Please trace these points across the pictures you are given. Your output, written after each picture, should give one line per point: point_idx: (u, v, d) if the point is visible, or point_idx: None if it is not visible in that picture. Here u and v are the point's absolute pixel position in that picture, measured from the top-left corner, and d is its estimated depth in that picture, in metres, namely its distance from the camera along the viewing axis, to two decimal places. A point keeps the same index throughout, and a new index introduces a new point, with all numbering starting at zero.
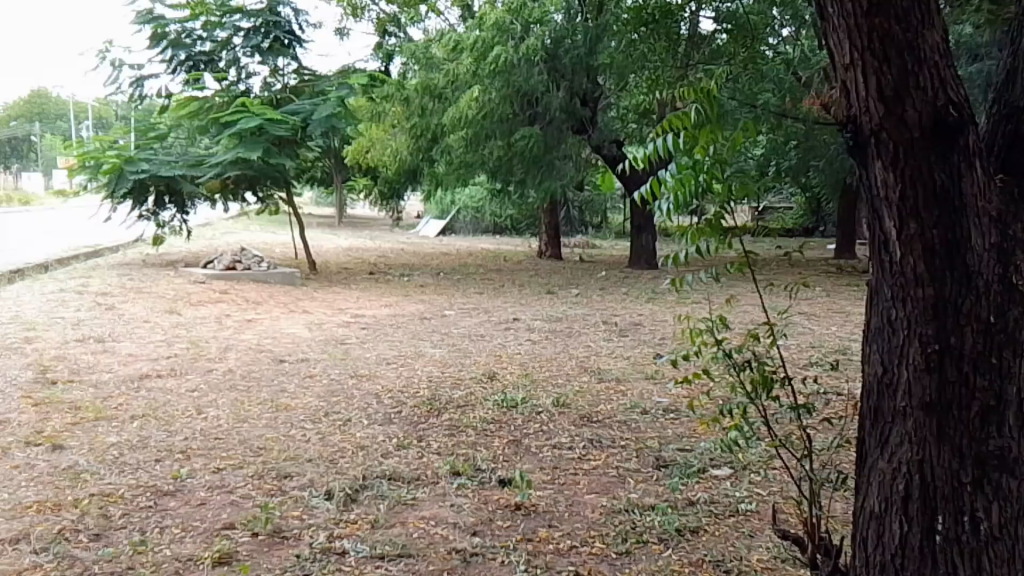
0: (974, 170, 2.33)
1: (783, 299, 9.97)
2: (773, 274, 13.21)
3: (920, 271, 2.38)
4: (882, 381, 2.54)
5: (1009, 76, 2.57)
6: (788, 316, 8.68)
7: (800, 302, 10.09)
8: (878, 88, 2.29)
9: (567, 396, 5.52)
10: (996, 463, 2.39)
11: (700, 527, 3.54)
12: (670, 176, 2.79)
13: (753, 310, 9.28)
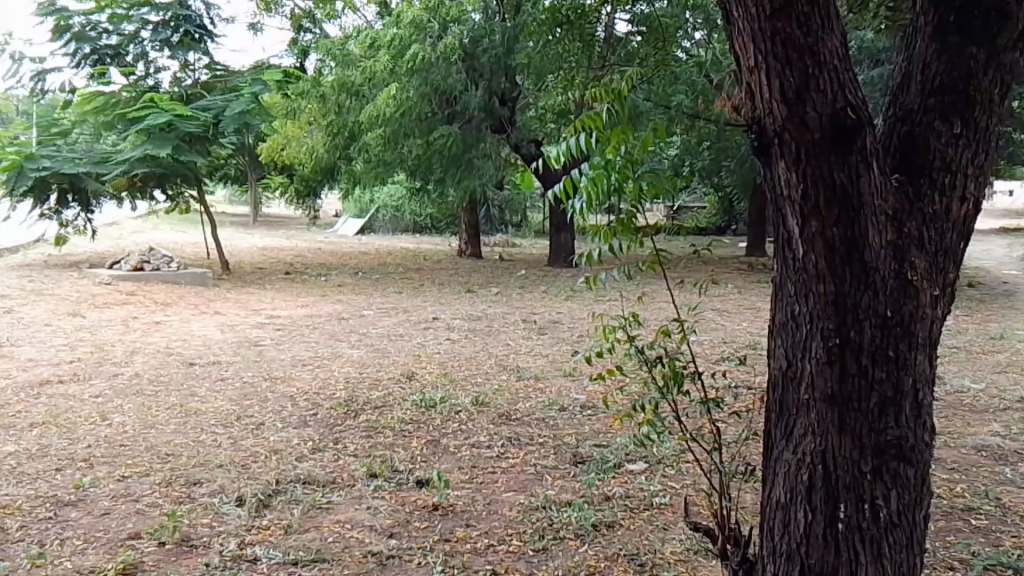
0: (872, 170, 2.42)
1: (696, 296, 10.21)
2: (687, 271, 13.52)
3: (821, 268, 2.46)
4: (786, 374, 2.62)
5: (904, 80, 2.66)
6: (701, 313, 8.89)
7: (712, 299, 10.34)
8: (780, 90, 2.35)
9: (486, 394, 5.52)
10: (893, 452, 2.51)
11: (616, 521, 3.59)
12: (583, 176, 2.82)
13: (668, 307, 9.46)
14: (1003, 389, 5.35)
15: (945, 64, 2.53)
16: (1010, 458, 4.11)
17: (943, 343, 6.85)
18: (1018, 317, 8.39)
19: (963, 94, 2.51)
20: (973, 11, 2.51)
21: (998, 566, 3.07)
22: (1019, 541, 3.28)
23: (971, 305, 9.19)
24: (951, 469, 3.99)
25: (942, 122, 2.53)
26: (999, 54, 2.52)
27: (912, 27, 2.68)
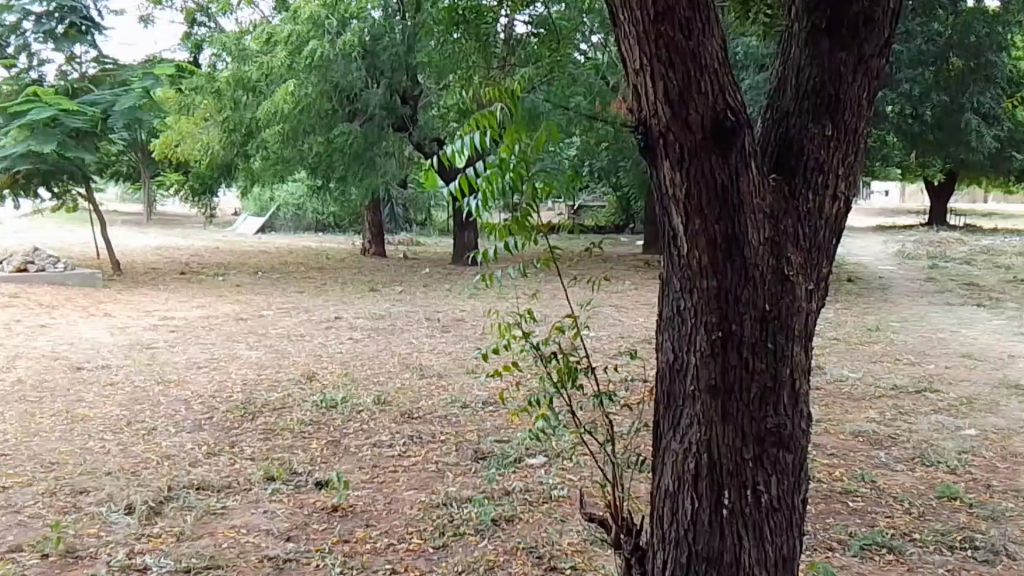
0: (750, 170, 2.52)
1: (595, 293, 10.40)
2: (588, 268, 13.78)
3: (704, 264, 2.56)
4: (673, 367, 2.71)
5: (781, 83, 2.76)
6: (600, 310, 9.07)
7: (610, 295, 10.56)
8: (664, 93, 2.43)
9: (388, 394, 5.49)
10: (773, 440, 2.63)
11: (514, 515, 3.64)
12: (479, 175, 2.81)
13: (568, 304, 9.62)
14: (878, 377, 5.67)
15: (816, 69, 2.63)
16: (884, 442, 4.36)
17: (826, 335, 7.20)
18: (893, 309, 8.89)
19: (835, 98, 2.62)
20: (843, 18, 2.59)
21: (873, 545, 3.26)
22: (892, 520, 3.48)
23: (853, 299, 9.68)
24: (830, 455, 4.21)
25: (815, 125, 2.64)
26: (866, 60, 2.63)
27: (787, 31, 2.77)
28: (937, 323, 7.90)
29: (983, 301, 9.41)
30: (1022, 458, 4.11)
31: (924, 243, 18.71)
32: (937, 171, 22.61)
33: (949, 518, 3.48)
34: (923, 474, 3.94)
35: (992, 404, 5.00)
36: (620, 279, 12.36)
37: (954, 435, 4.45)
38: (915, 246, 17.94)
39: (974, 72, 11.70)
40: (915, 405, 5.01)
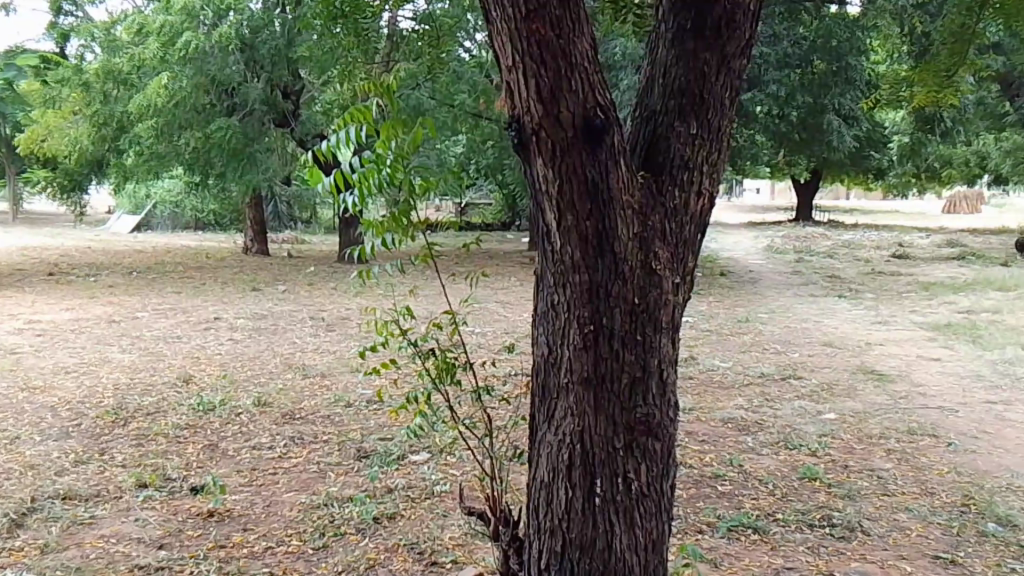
0: (619, 167, 2.59)
1: (480, 291, 10.46)
2: (474, 265, 13.86)
3: (576, 259, 2.62)
4: (547, 360, 2.77)
5: (649, 82, 2.84)
6: (484, 306, 9.15)
7: (495, 291, 10.65)
8: (536, 90, 2.47)
9: (269, 395, 5.37)
10: (643, 429, 2.72)
11: (397, 512, 3.64)
12: (354, 170, 2.71)
13: (453, 301, 9.65)
14: (748, 366, 5.94)
15: (682, 69, 2.71)
16: (752, 428, 4.58)
17: (700, 327, 7.49)
18: (763, 301, 9.34)
19: (699, 97, 2.71)
20: (706, 20, 2.68)
21: (739, 526, 3.43)
22: (758, 502, 3.66)
23: (727, 292, 10.10)
24: (702, 442, 4.38)
25: (680, 123, 2.73)
26: (728, 60, 2.72)
27: (655, 32, 2.85)
28: (802, 314, 8.35)
29: (845, 292, 10.00)
30: (876, 439, 4.39)
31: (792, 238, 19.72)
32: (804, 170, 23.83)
33: (810, 498, 3.69)
34: (787, 458, 4.16)
35: (849, 389, 5.32)
36: (506, 275, 12.48)
37: (815, 419, 4.72)
38: (784, 241, 18.88)
39: (836, 75, 12.37)
40: (782, 391, 5.29)
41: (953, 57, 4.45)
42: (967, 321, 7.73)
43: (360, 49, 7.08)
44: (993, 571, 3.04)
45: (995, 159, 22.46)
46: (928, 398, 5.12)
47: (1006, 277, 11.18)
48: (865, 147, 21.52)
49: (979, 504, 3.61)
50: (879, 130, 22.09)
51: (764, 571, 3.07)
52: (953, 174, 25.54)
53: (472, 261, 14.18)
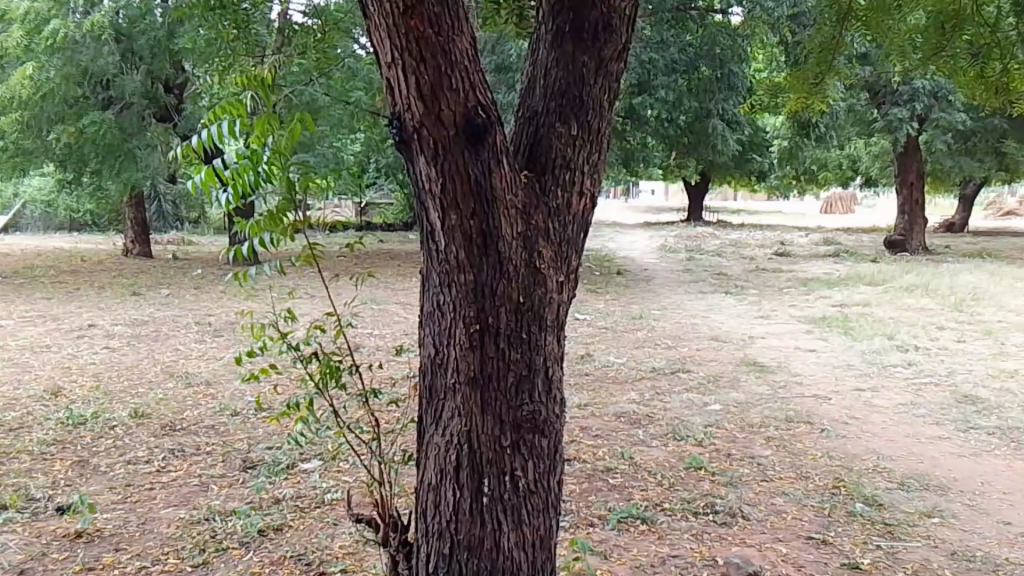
0: (502, 166, 2.57)
1: (375, 292, 10.34)
2: (371, 265, 13.71)
3: (461, 259, 2.60)
4: (434, 360, 2.74)
5: (530, 83, 2.85)
6: (379, 308, 9.06)
7: (390, 292, 10.54)
8: (417, 87, 2.42)
9: (147, 406, 5.15)
10: (529, 426, 2.72)
11: (284, 523, 3.54)
12: (227, 166, 2.56)
13: (348, 302, 9.50)
14: (640, 362, 6.06)
15: (562, 71, 2.73)
16: (643, 421, 4.67)
17: (593, 325, 7.61)
18: (654, 298, 9.57)
19: (579, 99, 2.73)
20: (584, 21, 2.71)
21: (629, 517, 3.48)
22: (646, 493, 3.73)
23: (621, 290, 10.30)
24: (595, 436, 4.44)
25: (561, 124, 2.75)
26: (606, 63, 2.75)
27: (536, 33, 2.86)
28: (690, 310, 8.59)
29: (730, 289, 10.36)
30: (757, 428, 4.55)
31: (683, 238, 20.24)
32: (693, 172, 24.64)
33: (695, 487, 3.79)
34: (675, 449, 4.26)
35: (733, 381, 5.50)
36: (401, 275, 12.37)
37: (702, 411, 4.85)
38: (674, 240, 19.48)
39: (719, 82, 12.58)
40: (671, 385, 5.42)
41: (820, 67, 4.68)
42: (840, 313, 8.13)
43: (241, 42, 6.87)
44: (861, 549, 3.21)
45: (864, 163, 23.73)
46: (804, 387, 5.35)
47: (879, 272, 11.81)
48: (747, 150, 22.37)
49: (849, 485, 3.79)
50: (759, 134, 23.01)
51: (652, 560, 3.13)
52: (827, 176, 26.84)
53: (370, 262, 14.02)
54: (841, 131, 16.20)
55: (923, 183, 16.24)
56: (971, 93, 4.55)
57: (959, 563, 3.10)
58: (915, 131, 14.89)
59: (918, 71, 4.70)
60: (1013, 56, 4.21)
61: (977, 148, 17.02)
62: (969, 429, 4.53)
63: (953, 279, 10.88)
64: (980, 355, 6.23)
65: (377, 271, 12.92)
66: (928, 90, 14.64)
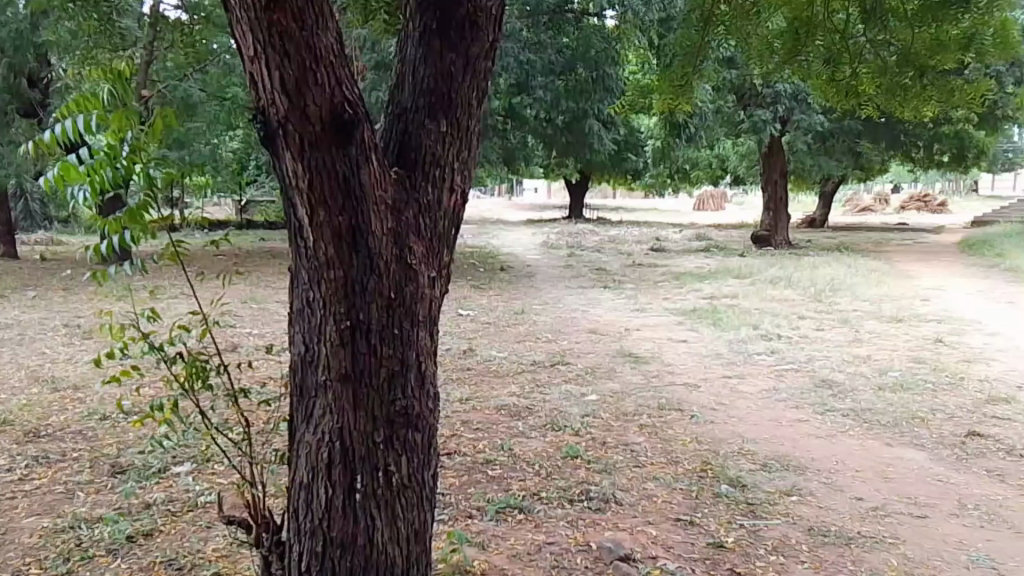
0: (370, 161, 2.43)
1: (254, 291, 10.12)
2: (255, 264, 13.38)
3: (330, 255, 2.43)
4: (303, 359, 2.56)
5: (399, 80, 2.76)
6: (258, 306, 8.88)
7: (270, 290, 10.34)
8: (280, 81, 2.25)
9: (7, 412, 4.89)
10: (402, 421, 2.59)
11: (154, 528, 3.43)
12: (82, 161, 2.31)
13: (226, 301, 9.25)
14: (520, 355, 6.16)
15: (429, 69, 2.67)
16: (522, 413, 4.76)
17: (477, 320, 7.68)
18: (536, 293, 9.72)
19: (447, 97, 2.68)
20: (450, 22, 2.66)
21: (507, 507, 3.54)
22: (524, 483, 3.81)
23: (505, 286, 10.42)
24: (475, 429, 4.50)
25: (430, 121, 2.68)
26: (473, 62, 2.72)
27: (403, 33, 2.78)
28: (570, 304, 8.78)
29: (610, 283, 10.63)
30: (630, 416, 4.71)
31: (566, 234, 20.61)
32: (574, 171, 25.18)
33: (571, 475, 3.90)
34: (553, 439, 4.36)
35: (610, 371, 5.67)
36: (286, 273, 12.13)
37: (579, 401, 4.99)
38: (557, 236, 19.87)
39: (595, 84, 12.90)
40: (550, 377, 5.54)
41: (684, 68, 4.89)
42: (711, 305, 8.48)
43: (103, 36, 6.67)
44: (725, 528, 3.38)
45: (733, 163, 24.75)
46: (676, 376, 5.57)
47: (748, 266, 12.39)
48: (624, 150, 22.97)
49: (715, 468, 3.98)
50: (636, 134, 23.75)
51: (528, 548, 3.20)
52: (699, 176, 27.82)
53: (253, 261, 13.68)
54: (712, 132, 16.88)
55: (786, 181, 17.06)
56: (825, 95, 4.83)
57: (814, 538, 3.30)
58: (779, 133, 15.69)
59: (776, 74, 4.96)
60: (861, 60, 4.50)
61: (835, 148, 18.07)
62: (826, 412, 4.82)
63: (814, 272, 11.52)
64: (836, 342, 6.63)
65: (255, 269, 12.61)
66: (789, 94, 15.44)
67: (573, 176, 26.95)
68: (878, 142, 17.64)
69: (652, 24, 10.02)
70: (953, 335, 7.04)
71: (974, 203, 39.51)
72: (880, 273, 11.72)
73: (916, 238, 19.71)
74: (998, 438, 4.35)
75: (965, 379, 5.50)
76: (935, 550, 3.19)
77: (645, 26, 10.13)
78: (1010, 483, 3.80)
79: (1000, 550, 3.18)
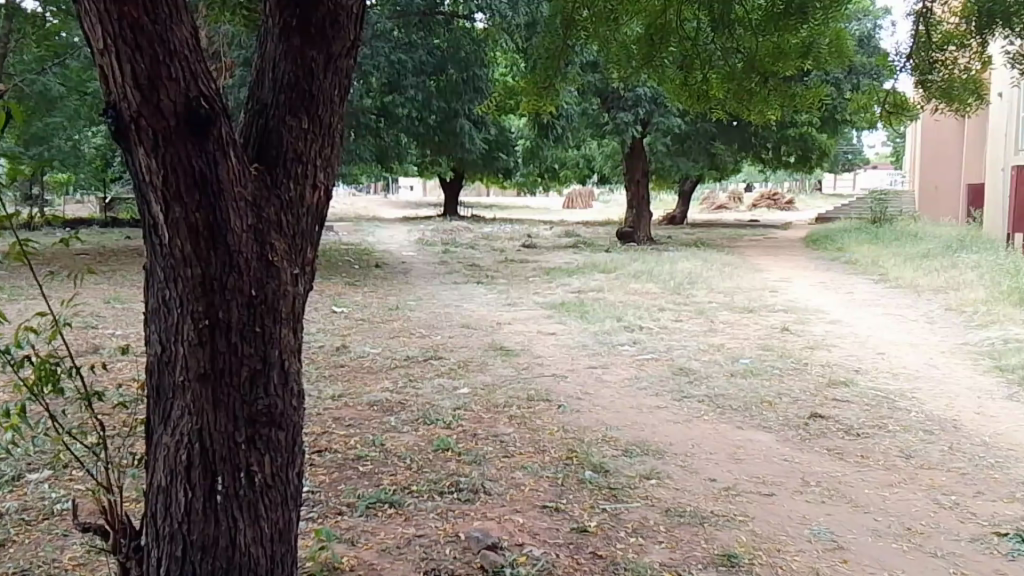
0: (229, 157, 2.30)
1: (115, 291, 9.69)
2: (115, 262, 12.78)
3: (187, 254, 2.29)
4: (161, 360, 2.43)
5: (258, 75, 2.60)
6: (115, 307, 8.52)
7: (132, 289, 9.92)
8: (131, 75, 2.11)
9: None
10: (264, 421, 2.49)
11: (6, 539, 3.30)
12: None
13: (80, 301, 8.83)
14: (394, 351, 6.20)
15: (289, 64, 2.52)
16: (394, 408, 4.81)
17: (350, 316, 7.64)
18: (411, 289, 9.76)
19: (309, 94, 2.54)
20: (311, 17, 2.52)
21: (378, 502, 3.59)
22: (396, 477, 3.86)
23: (379, 282, 10.39)
24: (347, 426, 4.51)
25: (292, 117, 2.54)
26: (335, 59, 2.58)
27: (262, 26, 2.62)
28: (443, 300, 8.87)
29: (483, 279, 10.77)
30: (501, 408, 4.83)
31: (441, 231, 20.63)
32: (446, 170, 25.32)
33: (442, 467, 3.98)
34: (424, 433, 4.43)
35: (482, 365, 5.79)
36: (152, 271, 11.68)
37: (450, 394, 5.08)
38: (432, 232, 20.24)
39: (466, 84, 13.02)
40: (422, 371, 5.61)
41: (547, 71, 5.09)
42: (578, 299, 8.75)
43: None
44: (589, 513, 3.54)
45: (600, 162, 25.45)
46: (545, 367, 5.75)
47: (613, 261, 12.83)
48: (496, 147, 23.26)
49: (580, 455, 4.15)
50: (506, 134, 24.08)
51: (398, 542, 3.26)
52: (568, 175, 28.45)
53: (115, 259, 13.05)
54: (579, 133, 17.30)
55: (647, 178, 17.89)
56: (682, 99, 5.14)
57: (671, 519, 3.50)
58: (639, 134, 16.30)
59: (636, 79, 5.19)
60: (712, 66, 4.79)
61: (691, 150, 18.82)
62: (682, 398, 5.10)
63: (674, 266, 12.05)
64: (694, 332, 6.99)
65: (114, 268, 12.05)
66: (649, 98, 16.02)
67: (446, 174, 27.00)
68: (731, 143, 18.52)
69: (519, 27, 10.25)
70: (798, 323, 7.55)
71: (817, 202, 41.73)
72: (733, 266, 12.37)
73: (769, 234, 20.86)
74: (836, 419, 4.72)
75: (808, 365, 5.91)
76: (781, 525, 3.43)
77: (511, 29, 10.38)
78: (846, 460, 4.13)
79: (837, 522, 3.46)
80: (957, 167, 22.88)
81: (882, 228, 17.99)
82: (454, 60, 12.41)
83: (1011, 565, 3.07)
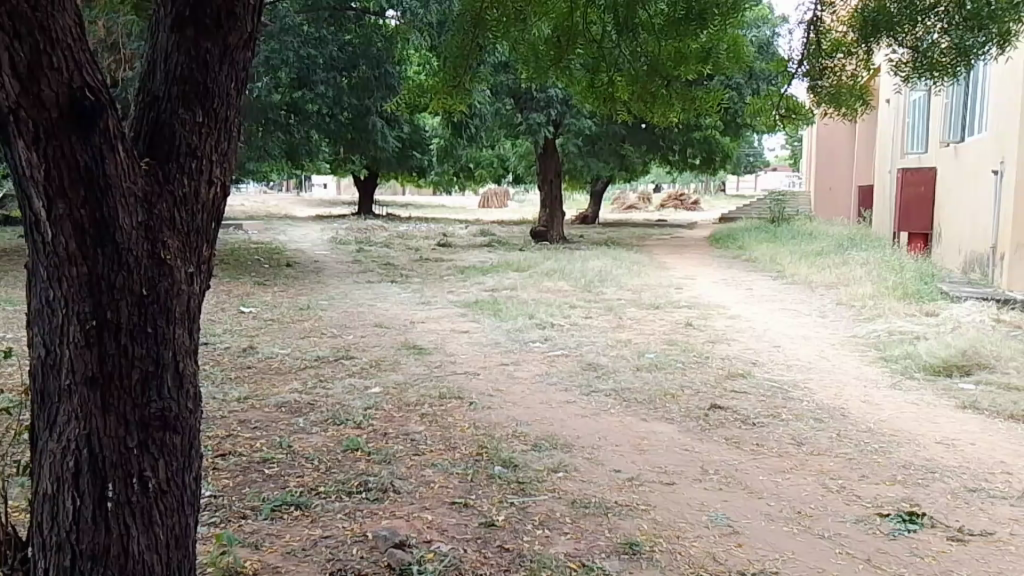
0: (117, 151, 2.25)
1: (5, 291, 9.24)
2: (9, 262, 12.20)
3: (71, 250, 2.23)
4: (45, 363, 2.36)
5: (150, 66, 2.55)
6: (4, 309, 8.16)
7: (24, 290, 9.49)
8: (9, 63, 2.05)
9: None
10: (158, 425, 2.44)
11: None
12: None
13: None
14: (303, 352, 6.12)
15: (183, 55, 2.48)
16: (303, 409, 4.76)
17: (259, 317, 7.51)
18: (322, 289, 9.64)
19: (202, 86, 2.50)
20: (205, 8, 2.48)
21: (283, 505, 3.55)
22: (302, 479, 3.83)
23: (290, 282, 10.22)
24: (253, 429, 4.45)
25: (185, 111, 2.49)
26: (231, 51, 2.55)
27: (154, 16, 2.57)
28: (356, 299, 8.79)
29: (396, 278, 10.71)
30: (411, 406, 4.85)
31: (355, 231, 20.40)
32: (359, 168, 25.02)
33: (351, 467, 3.97)
34: (333, 433, 4.40)
35: (393, 364, 5.78)
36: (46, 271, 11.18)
37: (361, 394, 5.06)
38: (346, 232, 19.88)
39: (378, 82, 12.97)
40: (333, 371, 5.57)
41: (457, 68, 5.13)
42: (491, 297, 8.81)
43: None
44: (496, 507, 3.58)
45: (515, 162, 25.61)
46: (457, 365, 5.78)
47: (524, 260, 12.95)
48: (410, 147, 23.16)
49: (489, 451, 4.20)
50: (419, 133, 24.00)
51: (303, 544, 3.23)
52: (482, 175, 28.50)
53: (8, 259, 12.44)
54: (492, 133, 17.37)
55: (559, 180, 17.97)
56: (588, 100, 5.25)
57: (575, 510, 3.57)
58: (551, 134, 16.47)
59: (544, 80, 5.26)
60: (618, 69, 4.96)
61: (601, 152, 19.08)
62: (590, 392, 5.20)
63: (582, 264, 12.24)
64: (603, 328, 7.12)
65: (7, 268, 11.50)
66: (560, 98, 16.22)
67: (360, 172, 26.68)
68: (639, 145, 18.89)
69: (430, 25, 10.31)
70: (701, 319, 7.77)
71: (720, 202, 43.48)
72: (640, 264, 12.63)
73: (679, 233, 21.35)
74: (735, 410, 4.88)
75: (711, 358, 6.10)
76: (680, 513, 3.54)
77: (422, 27, 10.41)
78: (743, 449, 4.28)
79: (733, 508, 3.59)
80: (851, 170, 23.87)
81: (779, 228, 18.53)
82: (365, 56, 12.33)
83: (892, 544, 3.24)
